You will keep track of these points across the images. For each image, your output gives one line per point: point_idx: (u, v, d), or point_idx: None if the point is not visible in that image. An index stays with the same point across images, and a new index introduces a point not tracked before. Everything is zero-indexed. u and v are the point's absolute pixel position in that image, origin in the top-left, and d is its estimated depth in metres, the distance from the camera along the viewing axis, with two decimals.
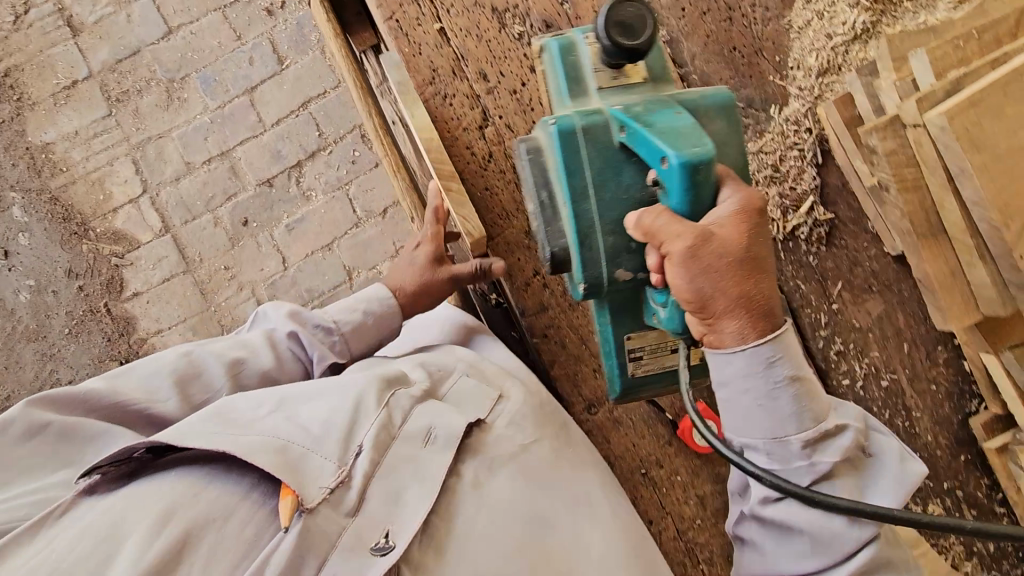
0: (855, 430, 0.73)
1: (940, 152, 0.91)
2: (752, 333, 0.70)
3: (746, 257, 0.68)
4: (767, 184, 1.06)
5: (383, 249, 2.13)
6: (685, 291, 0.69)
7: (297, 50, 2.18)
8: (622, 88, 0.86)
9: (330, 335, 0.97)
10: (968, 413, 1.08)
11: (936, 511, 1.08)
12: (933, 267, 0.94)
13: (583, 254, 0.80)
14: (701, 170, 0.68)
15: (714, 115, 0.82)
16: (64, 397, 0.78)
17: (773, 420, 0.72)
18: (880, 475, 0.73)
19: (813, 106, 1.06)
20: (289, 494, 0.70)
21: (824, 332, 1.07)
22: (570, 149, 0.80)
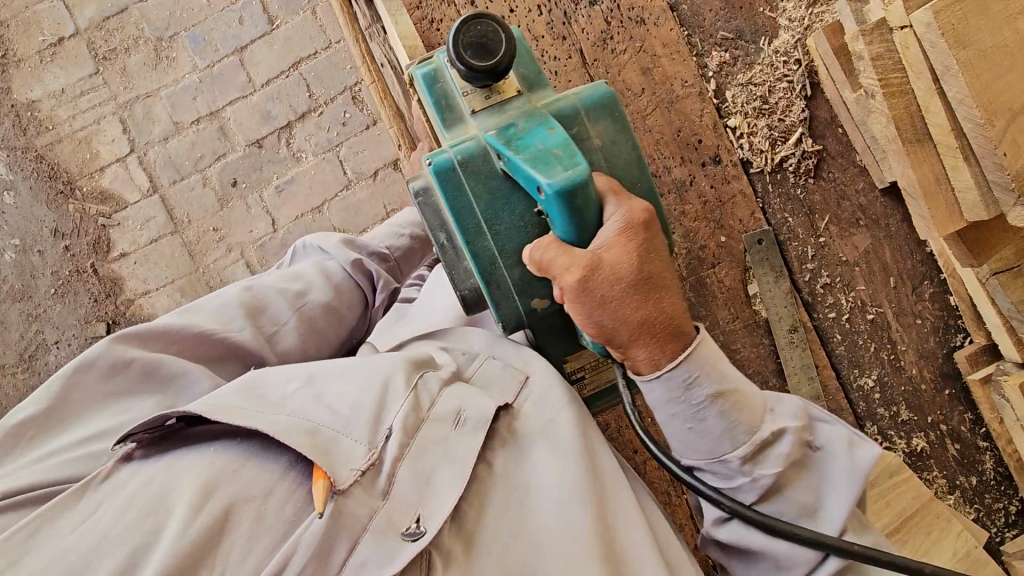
0: (792, 433, 0.72)
1: (926, 53, 0.89)
2: (661, 358, 0.70)
3: (639, 278, 0.68)
4: (755, 117, 1.06)
5: (374, 212, 2.11)
6: (590, 327, 0.70)
7: (288, 10, 2.14)
8: (497, 106, 0.80)
9: (385, 261, 1.14)
10: (953, 347, 1.09)
11: (920, 445, 1.09)
12: (919, 174, 0.94)
13: (491, 293, 0.78)
14: (577, 193, 0.67)
15: (596, 115, 0.78)
16: (145, 333, 0.88)
17: (706, 442, 0.72)
18: (836, 468, 0.73)
19: (803, 37, 1.06)
20: (323, 477, 0.68)
21: (811, 265, 1.07)
22: (453, 190, 0.76)
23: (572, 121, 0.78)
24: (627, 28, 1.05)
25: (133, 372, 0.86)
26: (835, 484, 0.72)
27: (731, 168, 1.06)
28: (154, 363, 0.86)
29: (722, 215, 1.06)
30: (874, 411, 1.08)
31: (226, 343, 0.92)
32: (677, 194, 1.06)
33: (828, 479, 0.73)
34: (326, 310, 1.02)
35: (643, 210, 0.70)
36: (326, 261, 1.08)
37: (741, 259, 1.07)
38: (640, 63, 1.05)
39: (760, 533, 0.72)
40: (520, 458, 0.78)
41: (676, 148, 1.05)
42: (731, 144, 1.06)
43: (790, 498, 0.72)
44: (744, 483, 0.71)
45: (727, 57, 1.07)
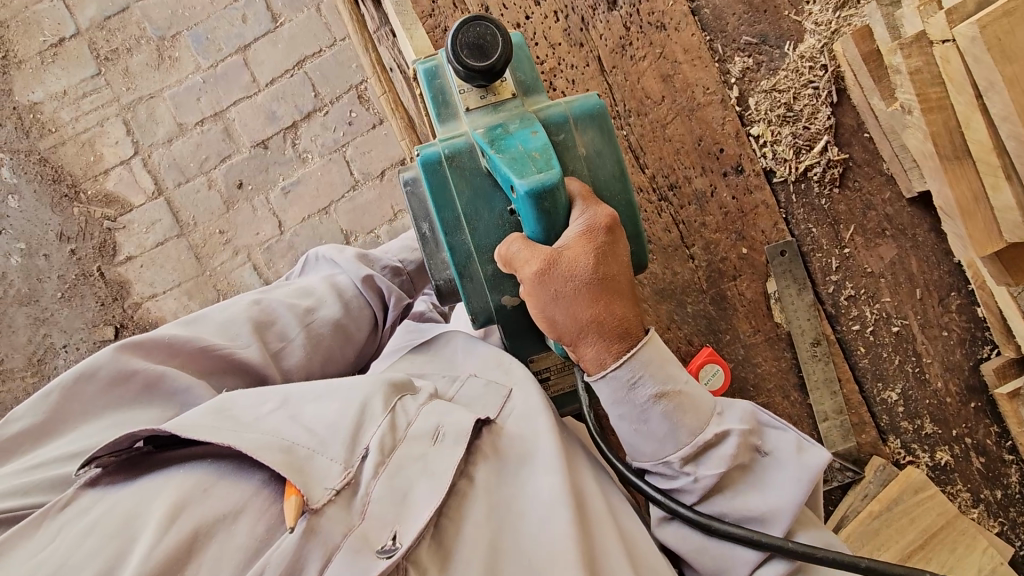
0: (738, 436, 0.76)
1: (969, 68, 0.87)
2: (606, 357, 0.74)
3: (592, 282, 0.71)
4: (779, 125, 1.03)
5: (381, 213, 2.07)
6: (543, 320, 0.74)
7: (292, 8, 2.10)
8: (492, 107, 0.82)
9: (397, 275, 1.11)
10: (980, 360, 1.07)
11: (944, 459, 1.06)
12: (955, 191, 0.93)
13: (464, 286, 0.82)
14: (545, 197, 0.71)
15: (585, 124, 0.81)
16: (149, 345, 0.88)
17: (651, 442, 0.76)
18: (785, 473, 0.76)
19: (829, 41, 1.02)
20: (295, 494, 0.68)
21: (835, 277, 1.05)
22: (437, 182, 0.80)
23: (559, 129, 0.80)
24: (647, 33, 1.02)
25: (130, 385, 0.86)
26: (780, 487, 0.76)
27: (754, 178, 1.03)
28: (153, 376, 0.86)
29: (744, 226, 1.03)
30: (897, 425, 1.06)
31: (232, 359, 0.92)
32: (698, 205, 1.03)
33: (771, 480, 0.77)
34: (335, 328, 1.00)
35: (608, 217, 0.74)
36: (337, 275, 1.07)
37: (763, 270, 1.04)
38: (660, 69, 1.02)
39: (698, 531, 0.77)
40: (501, 473, 0.80)
41: (696, 157, 1.02)
42: (754, 153, 1.03)
43: (730, 498, 0.76)
44: (685, 483, 0.75)
45: (750, 63, 1.03)
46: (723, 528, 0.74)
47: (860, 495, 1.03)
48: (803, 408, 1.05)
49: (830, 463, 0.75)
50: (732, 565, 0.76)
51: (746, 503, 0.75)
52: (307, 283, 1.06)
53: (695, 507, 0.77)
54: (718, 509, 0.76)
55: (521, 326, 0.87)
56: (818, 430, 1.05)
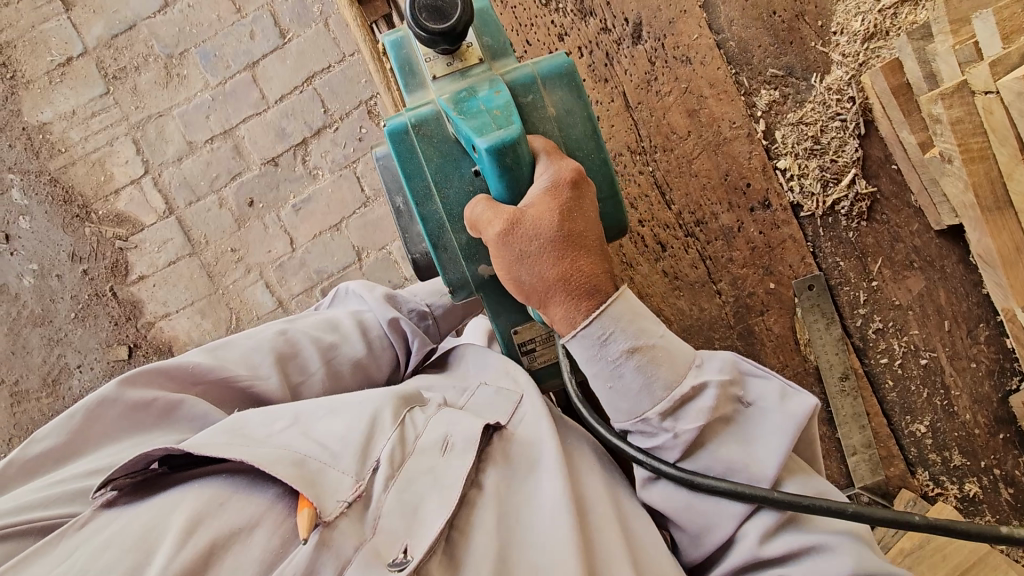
0: (717, 388, 0.70)
1: (1013, 120, 0.88)
2: (576, 317, 0.69)
3: (559, 236, 0.67)
4: (807, 158, 1.02)
5: (393, 229, 2.04)
6: (509, 283, 0.70)
7: (300, 24, 2.07)
8: (460, 74, 0.79)
9: (423, 318, 1.07)
10: (1008, 392, 1.05)
11: (973, 490, 1.05)
12: (997, 243, 0.94)
13: (438, 256, 0.80)
14: (507, 152, 0.68)
15: (555, 83, 0.78)
16: (176, 372, 0.89)
17: (627, 401, 0.72)
18: (769, 422, 0.71)
19: (857, 73, 1.01)
20: (307, 506, 0.69)
21: (863, 311, 1.04)
22: (404, 152, 0.77)
23: (527, 90, 0.77)
24: (672, 67, 1.01)
25: (151, 410, 0.86)
26: (764, 437, 0.71)
27: (782, 213, 1.02)
28: (174, 401, 0.86)
29: (772, 262, 1.02)
30: (925, 457, 1.06)
31: (251, 390, 0.92)
32: (726, 240, 1.02)
33: (758, 432, 0.72)
34: (355, 366, 0.99)
35: (572, 171, 0.70)
36: (364, 312, 1.05)
37: (791, 306, 1.03)
38: (687, 104, 1.01)
39: (683, 489, 0.73)
40: (510, 478, 0.79)
41: (724, 192, 1.01)
42: (781, 187, 1.02)
43: (715, 452, 0.71)
44: (666, 441, 0.71)
45: (777, 96, 1.02)
46: (708, 484, 0.70)
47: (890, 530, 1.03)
48: (831, 441, 1.05)
49: (818, 408, 0.70)
50: (719, 519, 0.72)
51: (730, 456, 0.71)
52: (333, 314, 1.05)
53: (679, 465, 0.72)
54: (702, 464, 0.72)
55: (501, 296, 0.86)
56: (847, 465, 1.05)
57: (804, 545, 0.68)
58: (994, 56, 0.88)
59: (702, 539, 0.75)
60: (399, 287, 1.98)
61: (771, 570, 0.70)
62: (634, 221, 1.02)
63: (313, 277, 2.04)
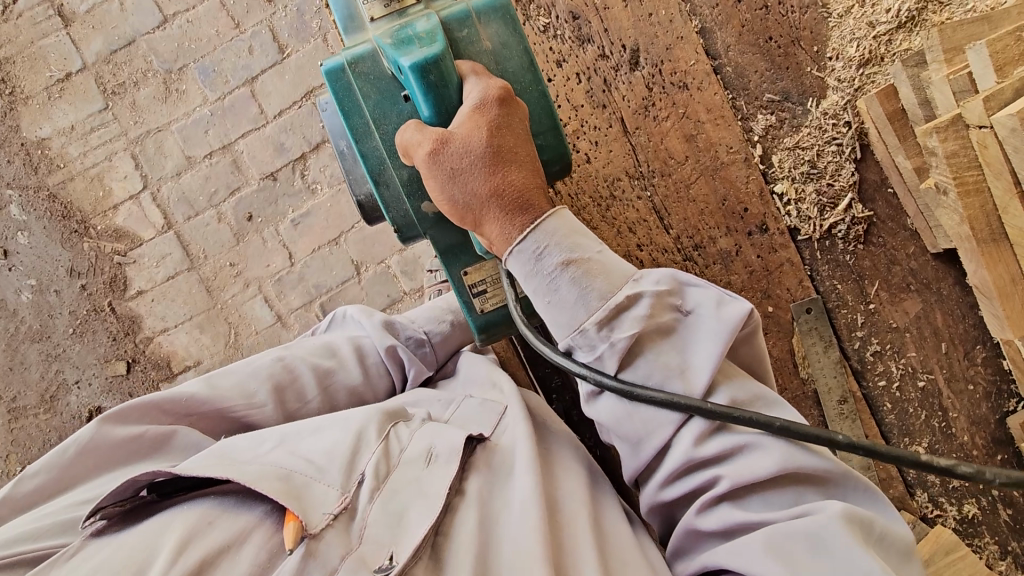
0: (651, 296, 0.68)
1: (1008, 156, 0.87)
2: (510, 231, 0.69)
3: (488, 151, 0.68)
4: (803, 182, 1.03)
5: (391, 243, 2.03)
6: (445, 205, 0.70)
7: (299, 39, 2.06)
8: (397, 15, 0.78)
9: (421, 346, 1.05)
10: (1006, 413, 1.05)
11: (972, 511, 1.05)
12: (992, 275, 0.94)
13: (381, 193, 0.81)
14: (431, 70, 0.70)
15: (489, 17, 0.79)
16: (172, 405, 0.90)
17: (563, 313, 0.70)
18: (704, 330, 0.69)
19: (853, 98, 1.02)
20: (293, 519, 0.69)
21: (861, 333, 1.04)
22: (341, 91, 0.79)
23: (462, 25, 0.78)
24: (669, 93, 1.01)
25: (144, 439, 0.86)
26: (701, 345, 0.69)
27: (779, 237, 1.02)
28: (167, 431, 0.87)
29: (770, 285, 1.03)
30: (924, 479, 1.06)
31: (246, 419, 0.93)
32: (723, 264, 1.02)
33: (695, 342, 0.69)
34: (350, 394, 0.98)
35: (500, 89, 0.70)
36: (363, 336, 1.03)
37: (789, 328, 1.03)
38: (684, 129, 1.01)
39: (623, 401, 0.70)
40: (495, 485, 0.80)
41: (720, 216, 1.02)
42: (778, 211, 1.02)
43: (652, 360, 0.69)
44: (602, 351, 0.68)
45: (773, 121, 1.03)
46: (647, 394, 0.67)
47: None
48: None
49: (753, 311, 0.67)
50: (657, 429, 0.70)
51: (667, 365, 0.69)
52: (331, 338, 1.04)
53: (618, 376, 0.70)
54: (642, 375, 0.69)
55: (452, 240, 0.86)
56: None
57: (738, 450, 0.67)
58: (989, 90, 0.87)
59: (641, 449, 0.72)
60: (398, 302, 1.98)
61: (706, 472, 0.68)
62: (632, 246, 1.02)
63: (312, 291, 2.04)
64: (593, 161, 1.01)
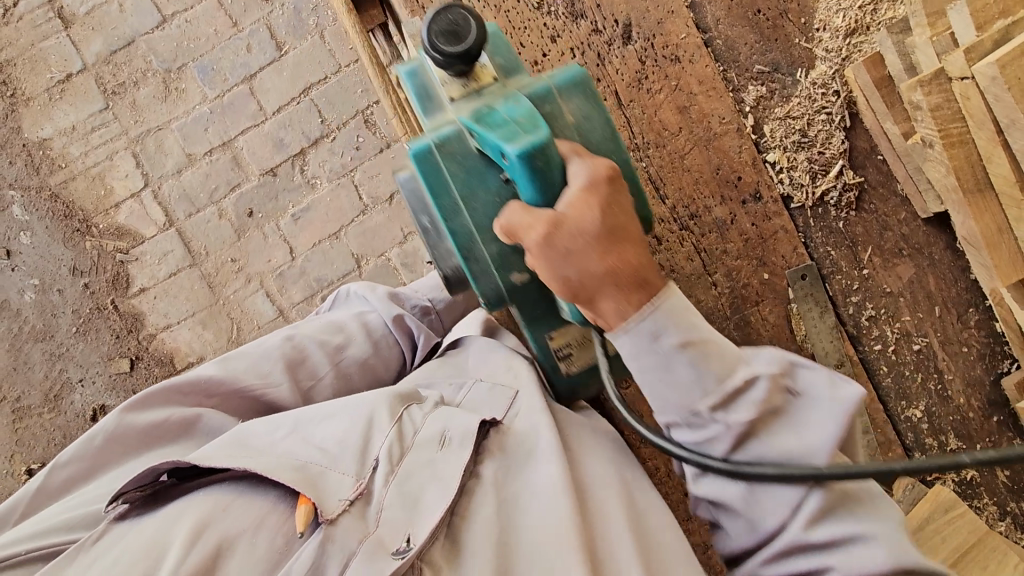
0: (767, 379, 0.69)
1: (988, 104, 0.92)
2: (627, 310, 0.69)
3: (604, 230, 0.67)
4: (795, 151, 1.05)
5: (391, 236, 2.06)
6: (554, 283, 0.68)
7: (296, 36, 2.10)
8: (475, 93, 0.78)
9: (426, 314, 1.08)
10: (1000, 374, 1.07)
11: (970, 473, 1.07)
12: (980, 225, 0.97)
13: (470, 269, 0.77)
14: (536, 155, 0.67)
15: (567, 92, 0.77)
16: (191, 387, 0.89)
17: (676, 393, 0.71)
18: (819, 411, 0.69)
19: (841, 67, 1.05)
20: (306, 502, 0.72)
21: (856, 299, 1.06)
22: (429, 173, 0.75)
23: (543, 101, 0.76)
24: (661, 66, 1.04)
25: (170, 425, 0.86)
26: (815, 426, 0.69)
27: (772, 204, 1.04)
28: (191, 416, 0.87)
29: (765, 253, 1.05)
30: (922, 442, 1.07)
31: (263, 398, 0.92)
32: (719, 232, 1.04)
33: (810, 422, 0.69)
34: (362, 367, 0.98)
35: (608, 167, 0.70)
36: (368, 312, 1.04)
37: (785, 294, 1.05)
38: (677, 101, 1.03)
39: (736, 482, 0.71)
40: (511, 470, 0.80)
41: (715, 186, 1.04)
42: (771, 179, 1.04)
43: (768, 442, 0.69)
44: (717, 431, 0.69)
45: (764, 91, 1.05)
46: (762, 473, 0.68)
47: None
48: None
49: (866, 397, 0.68)
50: (772, 510, 0.70)
51: (784, 447, 0.69)
52: (338, 317, 1.03)
53: (729, 457, 0.70)
54: (754, 454, 0.69)
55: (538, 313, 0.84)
56: None
57: (847, 534, 0.67)
58: (969, 43, 0.92)
59: (753, 525, 0.72)
60: None
61: (817, 557, 0.68)
62: None
63: (313, 285, 2.05)
64: None
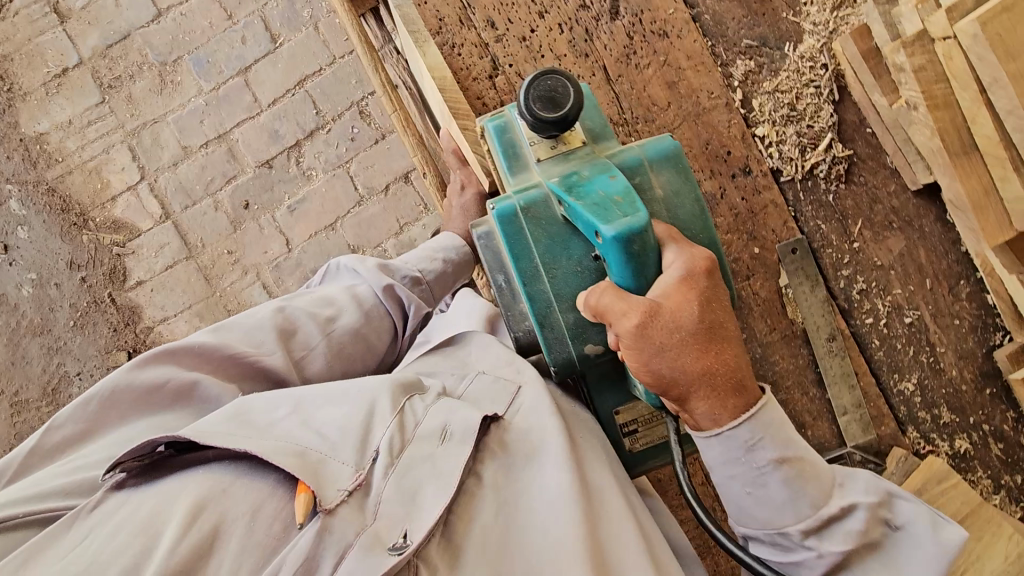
0: (865, 510, 0.68)
1: (973, 64, 0.92)
2: (721, 416, 0.69)
3: (700, 329, 0.67)
4: (784, 125, 1.05)
5: (387, 227, 2.06)
6: (646, 376, 0.68)
7: (290, 28, 2.11)
8: (563, 156, 0.81)
9: (418, 284, 1.10)
10: (993, 346, 1.06)
11: (963, 446, 1.06)
12: (965, 187, 0.97)
13: (545, 336, 0.78)
14: (635, 240, 0.67)
15: (658, 165, 0.79)
16: (187, 353, 0.86)
17: (766, 509, 0.70)
18: (917, 552, 0.67)
19: (828, 40, 1.06)
20: (306, 490, 0.72)
21: (846, 272, 1.06)
22: (512, 234, 0.77)
23: (633, 172, 0.78)
24: (650, 41, 1.04)
25: (165, 392, 0.84)
26: (914, 568, 0.67)
27: (762, 178, 1.05)
28: (188, 383, 0.85)
29: (755, 227, 1.05)
30: (915, 415, 1.07)
31: (257, 366, 0.90)
32: (709, 207, 1.04)
33: (905, 561, 0.68)
34: (355, 336, 0.99)
35: (705, 260, 0.70)
36: (358, 285, 1.05)
37: (775, 270, 1.05)
38: (665, 76, 1.04)
39: None
40: (509, 471, 0.81)
41: (705, 160, 1.04)
42: (760, 154, 1.05)
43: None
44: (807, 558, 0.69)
45: (752, 65, 1.06)
46: None
47: None
48: (822, 403, 1.05)
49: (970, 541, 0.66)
50: None
51: None
52: (327, 291, 1.03)
53: None
54: None
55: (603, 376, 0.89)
56: (838, 425, 1.04)
57: None
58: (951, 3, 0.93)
59: None
60: None
61: None
62: None
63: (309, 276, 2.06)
64: None
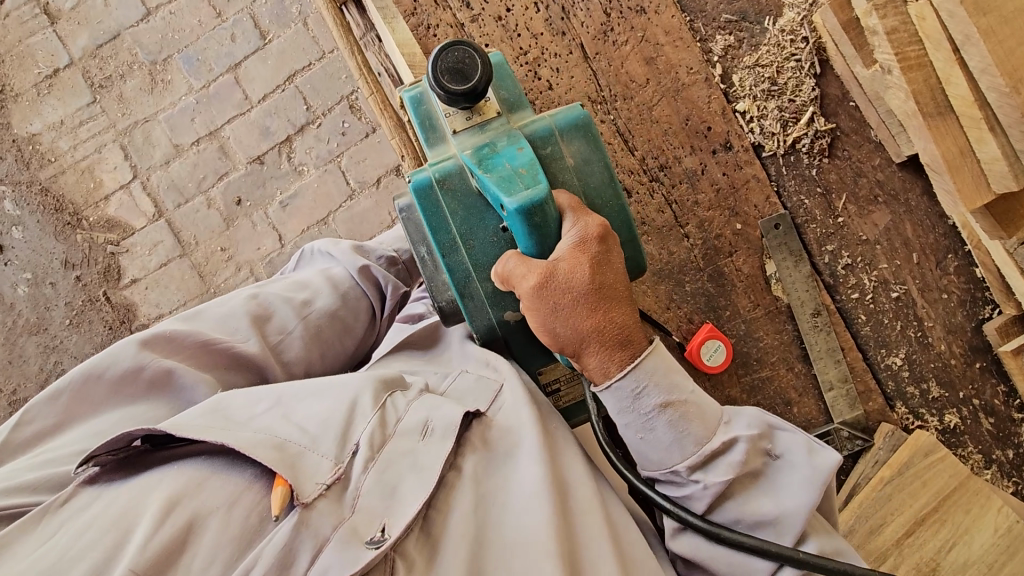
0: (745, 443, 0.71)
1: (944, 23, 0.93)
2: (611, 366, 0.71)
3: (590, 289, 0.69)
4: (765, 99, 1.04)
5: (379, 221, 2.06)
6: (546, 336, 0.71)
7: (279, 24, 2.12)
8: (478, 127, 0.79)
9: (394, 264, 1.11)
10: (982, 320, 1.05)
11: (953, 421, 1.04)
12: (941, 148, 0.97)
13: (466, 305, 0.80)
14: (535, 212, 0.69)
15: (569, 135, 0.80)
16: (160, 343, 0.86)
17: (657, 450, 0.73)
18: (794, 475, 0.71)
19: (808, 13, 1.05)
20: (283, 484, 0.68)
21: (831, 246, 1.05)
22: (430, 208, 0.78)
23: (545, 142, 0.79)
24: (627, 18, 1.04)
25: (137, 382, 0.84)
26: (790, 490, 0.71)
27: (743, 153, 1.04)
28: (158, 373, 0.84)
29: (736, 202, 1.04)
30: (903, 390, 1.04)
31: (230, 352, 0.89)
32: (689, 183, 1.04)
33: (783, 489, 0.71)
34: (332, 318, 0.99)
35: (599, 227, 0.71)
36: (333, 267, 1.06)
37: (758, 244, 1.04)
38: (643, 53, 1.04)
39: (712, 544, 0.72)
40: (493, 466, 0.77)
41: (685, 136, 1.04)
42: (741, 129, 1.04)
43: (741, 504, 0.71)
44: (694, 491, 0.71)
45: (732, 40, 1.05)
46: (735, 539, 0.69)
47: (870, 463, 1.01)
48: (807, 377, 1.03)
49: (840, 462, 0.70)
50: None
51: (757, 509, 0.70)
52: (303, 276, 1.05)
53: (706, 516, 0.72)
54: (729, 517, 0.71)
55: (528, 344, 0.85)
56: (825, 400, 1.03)
57: None
58: None
59: None
60: None
61: None
62: None
63: None
64: (555, 87, 1.03)
